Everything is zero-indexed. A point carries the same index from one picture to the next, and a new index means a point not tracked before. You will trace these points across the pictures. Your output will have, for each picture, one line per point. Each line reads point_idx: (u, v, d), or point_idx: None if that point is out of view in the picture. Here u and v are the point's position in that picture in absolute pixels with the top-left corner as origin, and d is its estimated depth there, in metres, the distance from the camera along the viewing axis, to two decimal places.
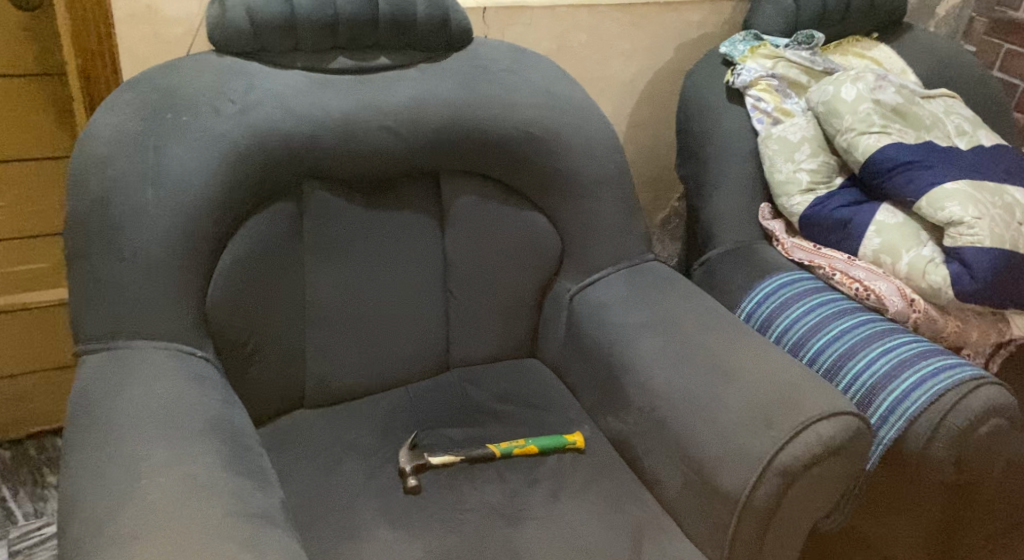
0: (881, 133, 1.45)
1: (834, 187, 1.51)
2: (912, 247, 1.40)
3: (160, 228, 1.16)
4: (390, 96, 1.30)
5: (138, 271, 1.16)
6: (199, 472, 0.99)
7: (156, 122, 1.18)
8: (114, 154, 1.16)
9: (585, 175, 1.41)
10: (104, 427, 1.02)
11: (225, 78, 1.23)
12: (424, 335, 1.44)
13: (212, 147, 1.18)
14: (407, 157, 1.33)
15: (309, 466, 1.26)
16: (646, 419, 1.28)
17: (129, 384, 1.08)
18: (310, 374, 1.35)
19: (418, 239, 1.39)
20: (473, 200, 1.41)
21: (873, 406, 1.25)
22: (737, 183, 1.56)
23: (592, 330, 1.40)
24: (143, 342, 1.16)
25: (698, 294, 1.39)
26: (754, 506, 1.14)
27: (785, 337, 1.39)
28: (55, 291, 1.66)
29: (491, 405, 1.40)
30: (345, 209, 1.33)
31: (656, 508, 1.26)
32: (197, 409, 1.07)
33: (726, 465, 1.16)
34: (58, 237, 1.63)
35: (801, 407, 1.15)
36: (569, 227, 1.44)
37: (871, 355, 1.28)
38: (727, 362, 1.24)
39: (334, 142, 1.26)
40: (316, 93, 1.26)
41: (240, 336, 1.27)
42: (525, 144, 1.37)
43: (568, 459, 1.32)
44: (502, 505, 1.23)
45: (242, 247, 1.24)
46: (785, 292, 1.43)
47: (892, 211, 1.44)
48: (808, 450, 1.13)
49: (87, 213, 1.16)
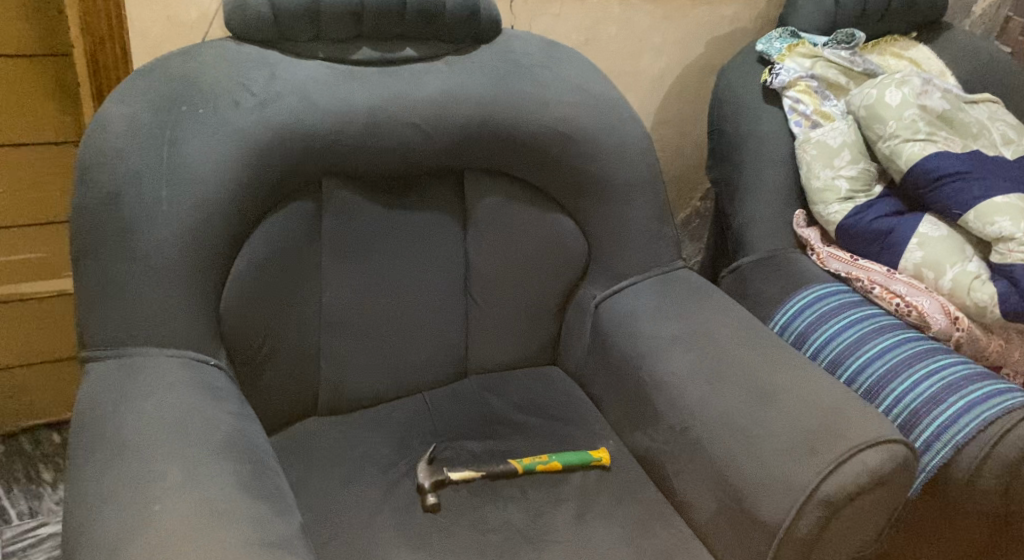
0: (927, 141, 1.38)
1: (873, 196, 1.44)
2: (957, 262, 1.34)
3: (174, 228, 1.09)
4: (418, 91, 1.23)
5: (149, 273, 1.08)
6: (217, 496, 0.92)
7: (171, 114, 1.10)
8: (125, 147, 1.09)
9: (617, 178, 1.35)
10: (114, 443, 0.96)
11: (244, 67, 1.15)
12: (444, 342, 1.37)
13: (231, 142, 1.11)
14: (434, 156, 1.26)
15: (324, 479, 1.19)
16: (679, 437, 1.22)
17: (140, 396, 1.01)
18: (326, 381, 1.29)
19: (441, 240, 1.33)
20: (498, 201, 1.34)
21: (916, 431, 1.20)
22: (771, 189, 1.49)
23: (620, 340, 1.34)
24: (154, 350, 1.09)
25: (733, 307, 1.33)
26: (795, 537, 1.09)
27: (821, 354, 1.33)
28: (55, 282, 1.59)
29: (513, 416, 1.34)
30: (366, 209, 1.26)
31: (687, 533, 1.20)
32: (214, 425, 1.01)
33: (765, 492, 1.11)
34: (60, 227, 1.55)
35: (847, 434, 1.10)
36: (598, 232, 1.37)
37: (915, 377, 1.22)
38: (768, 383, 1.18)
39: (358, 138, 1.20)
40: (339, 85, 1.19)
41: (254, 342, 1.20)
42: (556, 144, 1.30)
43: (594, 477, 1.26)
44: (527, 526, 1.17)
45: (259, 248, 1.17)
46: (822, 306, 1.37)
47: (935, 223, 1.38)
48: (854, 480, 1.07)
49: (96, 209, 1.08)
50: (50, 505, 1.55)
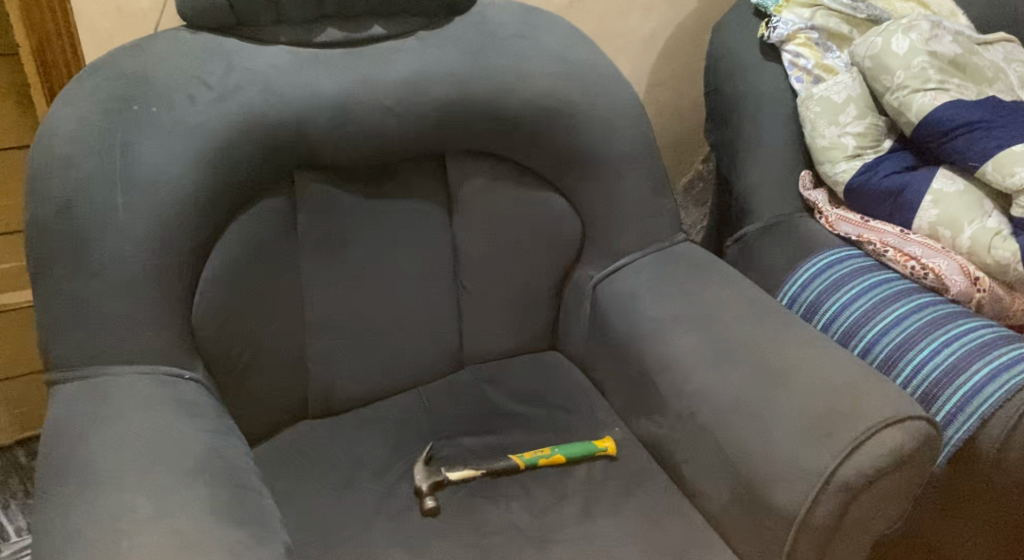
0: (938, 90, 1.29)
1: (882, 151, 1.36)
2: (976, 219, 1.26)
3: (135, 237, 1.02)
4: (387, 72, 1.15)
5: (112, 286, 1.02)
6: (189, 524, 0.86)
7: (121, 115, 1.03)
8: (75, 153, 1.01)
9: (608, 151, 1.27)
10: (79, 473, 0.90)
11: (199, 59, 1.08)
12: (436, 334, 1.31)
13: (188, 142, 1.04)
14: (409, 140, 1.19)
15: (315, 487, 1.14)
16: (686, 424, 1.16)
17: (108, 420, 0.95)
18: (314, 383, 1.23)
19: (424, 229, 1.26)
20: (482, 183, 1.27)
21: (937, 403, 1.13)
22: (774, 150, 1.40)
23: (619, 323, 1.27)
24: (124, 368, 1.03)
25: (738, 280, 1.26)
26: (813, 525, 1.02)
27: (834, 325, 1.26)
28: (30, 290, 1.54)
29: (512, 407, 1.28)
30: (342, 200, 1.20)
31: (699, 522, 1.14)
32: (186, 445, 0.95)
33: (780, 479, 1.04)
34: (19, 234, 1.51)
35: (863, 413, 1.03)
36: (591, 209, 1.30)
37: (934, 345, 1.15)
38: (778, 362, 1.11)
39: (326, 126, 1.13)
40: (303, 72, 1.11)
41: (233, 351, 1.13)
42: (540, 118, 1.23)
43: (599, 468, 1.20)
44: (530, 526, 1.12)
45: (230, 251, 1.11)
46: (834, 273, 1.29)
47: (951, 177, 1.29)
48: (873, 462, 1.00)
49: (49, 221, 1.01)
50: None
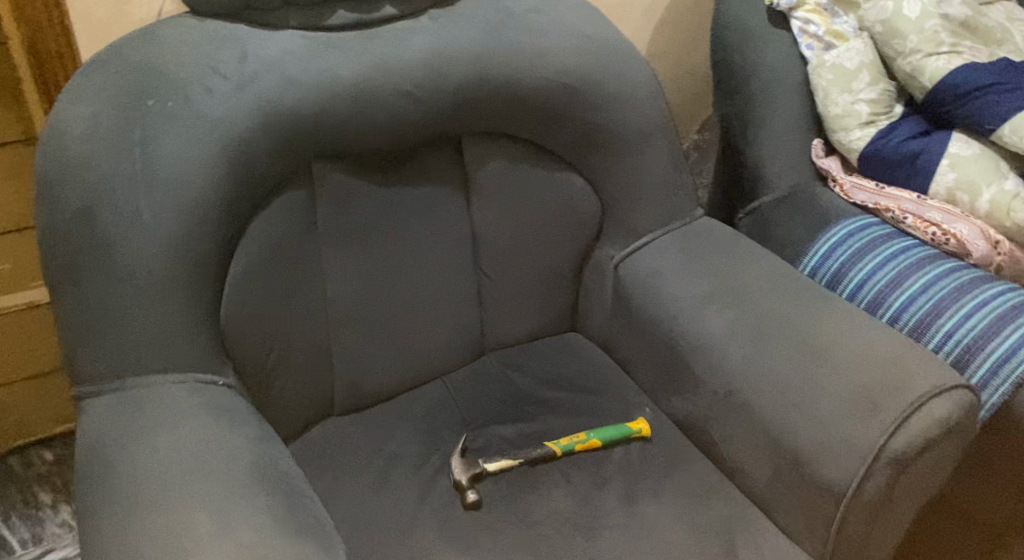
0: (952, 54, 1.30)
1: (895, 117, 1.36)
2: (993, 182, 1.26)
3: (161, 239, 0.97)
4: (404, 53, 1.10)
5: (139, 293, 0.97)
6: (253, 539, 0.83)
7: (137, 111, 0.97)
8: (92, 154, 0.96)
9: (628, 128, 1.24)
10: (127, 492, 0.85)
11: (212, 48, 1.02)
12: (459, 322, 1.28)
13: (210, 136, 0.99)
14: (429, 124, 1.15)
15: (353, 487, 1.11)
16: (723, 402, 1.15)
17: (150, 434, 0.91)
18: (341, 379, 1.19)
19: (444, 216, 1.23)
20: (502, 165, 1.23)
21: (970, 368, 1.14)
22: (786, 120, 1.39)
23: (645, 302, 1.26)
24: (156, 378, 0.99)
25: (764, 255, 1.25)
26: (863, 499, 1.03)
27: (859, 295, 1.26)
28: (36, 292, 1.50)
29: (541, 393, 1.26)
30: (363, 191, 1.15)
31: (741, 499, 1.14)
32: (234, 456, 0.91)
33: (829, 456, 1.04)
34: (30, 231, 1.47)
35: (909, 385, 1.03)
36: (611, 187, 1.27)
37: (964, 312, 1.16)
38: (817, 336, 1.11)
39: (346, 113, 1.08)
40: (318, 56, 1.06)
41: (260, 352, 1.09)
42: (559, 96, 1.19)
43: (636, 450, 1.19)
44: (576, 513, 1.10)
45: (254, 248, 1.06)
46: (856, 242, 1.29)
47: (966, 140, 1.30)
48: (922, 434, 1.01)
49: (68, 228, 0.96)
50: (54, 528, 1.47)
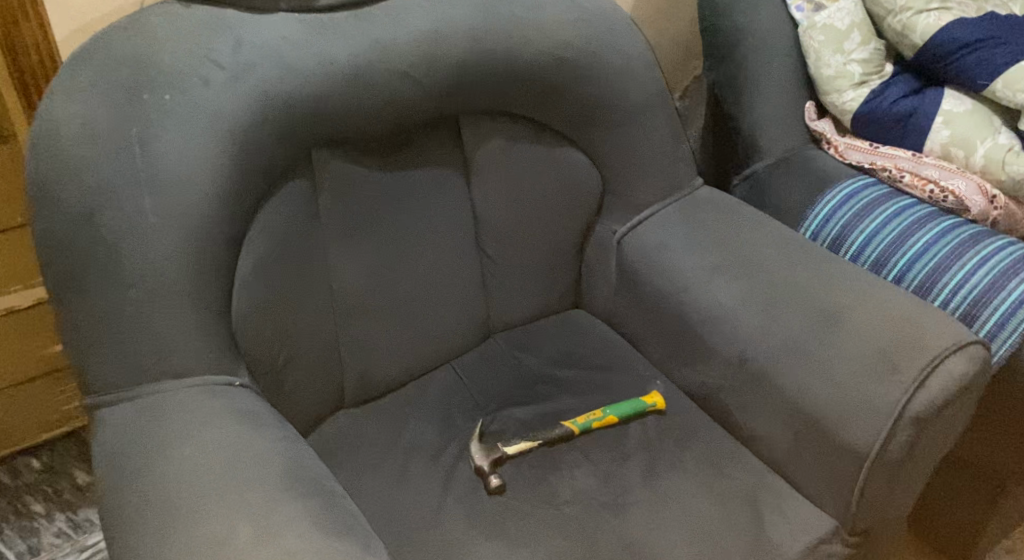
0: (942, 9, 1.30)
1: (886, 76, 1.35)
2: (987, 137, 1.27)
3: (169, 240, 0.94)
4: (400, 33, 1.07)
5: (151, 298, 0.95)
6: (294, 544, 0.81)
7: (133, 108, 0.93)
8: (90, 155, 0.92)
9: (626, 100, 1.22)
10: (161, 505, 0.84)
11: (203, 35, 0.97)
12: (466, 305, 1.26)
13: (210, 131, 0.95)
14: (428, 105, 1.12)
15: (375, 479, 1.09)
16: (738, 371, 1.15)
17: (176, 443, 0.89)
18: (351, 371, 1.17)
19: (446, 200, 1.20)
20: (501, 144, 1.21)
21: (977, 323, 1.15)
22: (777, 84, 1.38)
23: (651, 275, 1.25)
24: (172, 383, 0.96)
25: (768, 222, 1.25)
26: (887, 459, 1.03)
27: (862, 256, 1.27)
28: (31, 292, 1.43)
29: (552, 371, 1.25)
30: (364, 177, 1.12)
31: (761, 466, 1.15)
32: (263, 460, 0.89)
33: (852, 419, 1.04)
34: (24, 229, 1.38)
35: (926, 345, 1.04)
36: (611, 161, 1.26)
37: (969, 267, 1.17)
38: (831, 301, 1.11)
39: (344, 99, 1.04)
40: (312, 40, 1.01)
41: (270, 350, 1.06)
42: (557, 71, 1.17)
43: (652, 424, 1.19)
44: (600, 491, 1.10)
45: (262, 243, 1.04)
46: (855, 204, 1.30)
47: (958, 97, 1.31)
48: (942, 392, 1.01)
49: (72, 234, 0.93)
50: (51, 538, 1.44)
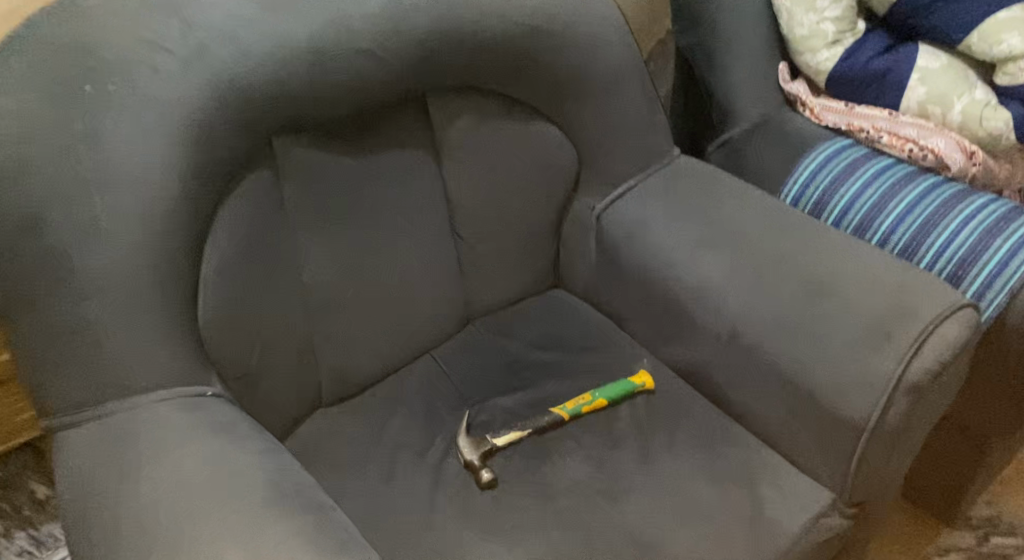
0: None
1: (859, 33, 1.31)
2: (964, 93, 1.24)
3: (125, 243, 0.88)
4: (360, 6, 0.99)
5: (110, 308, 0.88)
6: None
7: (76, 101, 0.85)
8: (31, 155, 0.84)
9: (599, 69, 1.17)
10: (143, 533, 0.78)
11: (146, 17, 0.89)
12: (443, 293, 1.21)
13: (163, 122, 0.88)
14: (394, 84, 1.05)
15: (360, 482, 1.04)
16: (728, 346, 1.12)
17: (151, 463, 0.83)
18: (327, 369, 1.11)
19: (416, 184, 1.14)
20: (471, 121, 1.15)
21: (963, 284, 1.14)
22: (749, 47, 1.34)
23: (633, 251, 1.21)
24: (139, 396, 0.90)
25: (749, 190, 1.22)
26: (885, 429, 1.01)
27: (845, 220, 1.24)
28: None
29: (535, 356, 1.21)
30: (330, 164, 1.06)
31: (756, 442, 1.12)
32: (245, 476, 0.83)
33: (849, 392, 1.01)
34: None
35: (919, 311, 1.02)
36: (586, 134, 1.21)
37: (953, 227, 1.16)
38: (821, 270, 1.08)
39: (305, 80, 0.97)
40: (267, 17, 0.94)
41: (242, 354, 1.00)
42: (527, 42, 1.11)
43: (642, 405, 1.16)
44: (595, 479, 1.06)
45: (223, 241, 0.96)
46: (835, 167, 1.27)
47: (933, 53, 1.27)
48: (938, 358, 0.99)
49: (18, 242, 0.86)
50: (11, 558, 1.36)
